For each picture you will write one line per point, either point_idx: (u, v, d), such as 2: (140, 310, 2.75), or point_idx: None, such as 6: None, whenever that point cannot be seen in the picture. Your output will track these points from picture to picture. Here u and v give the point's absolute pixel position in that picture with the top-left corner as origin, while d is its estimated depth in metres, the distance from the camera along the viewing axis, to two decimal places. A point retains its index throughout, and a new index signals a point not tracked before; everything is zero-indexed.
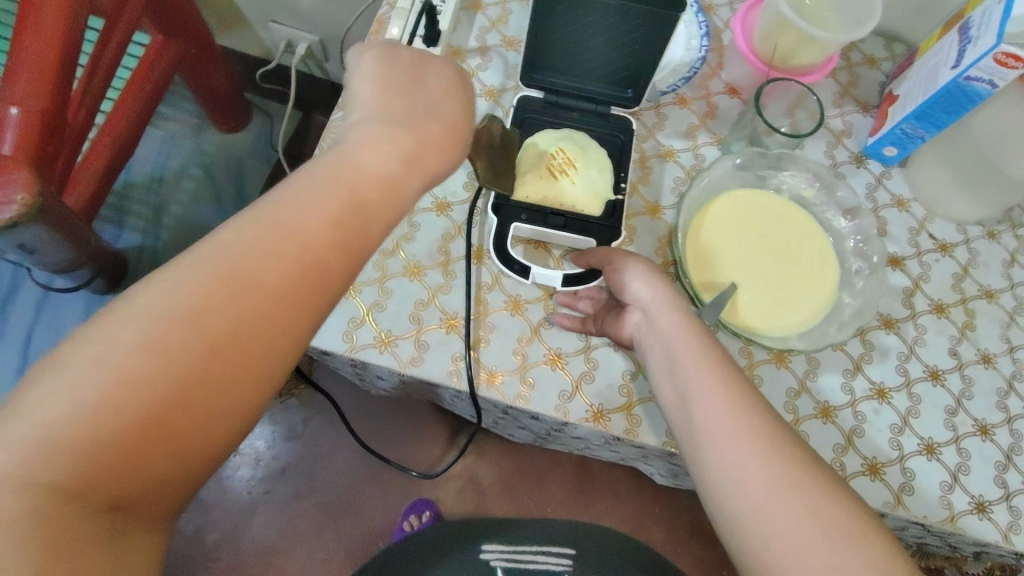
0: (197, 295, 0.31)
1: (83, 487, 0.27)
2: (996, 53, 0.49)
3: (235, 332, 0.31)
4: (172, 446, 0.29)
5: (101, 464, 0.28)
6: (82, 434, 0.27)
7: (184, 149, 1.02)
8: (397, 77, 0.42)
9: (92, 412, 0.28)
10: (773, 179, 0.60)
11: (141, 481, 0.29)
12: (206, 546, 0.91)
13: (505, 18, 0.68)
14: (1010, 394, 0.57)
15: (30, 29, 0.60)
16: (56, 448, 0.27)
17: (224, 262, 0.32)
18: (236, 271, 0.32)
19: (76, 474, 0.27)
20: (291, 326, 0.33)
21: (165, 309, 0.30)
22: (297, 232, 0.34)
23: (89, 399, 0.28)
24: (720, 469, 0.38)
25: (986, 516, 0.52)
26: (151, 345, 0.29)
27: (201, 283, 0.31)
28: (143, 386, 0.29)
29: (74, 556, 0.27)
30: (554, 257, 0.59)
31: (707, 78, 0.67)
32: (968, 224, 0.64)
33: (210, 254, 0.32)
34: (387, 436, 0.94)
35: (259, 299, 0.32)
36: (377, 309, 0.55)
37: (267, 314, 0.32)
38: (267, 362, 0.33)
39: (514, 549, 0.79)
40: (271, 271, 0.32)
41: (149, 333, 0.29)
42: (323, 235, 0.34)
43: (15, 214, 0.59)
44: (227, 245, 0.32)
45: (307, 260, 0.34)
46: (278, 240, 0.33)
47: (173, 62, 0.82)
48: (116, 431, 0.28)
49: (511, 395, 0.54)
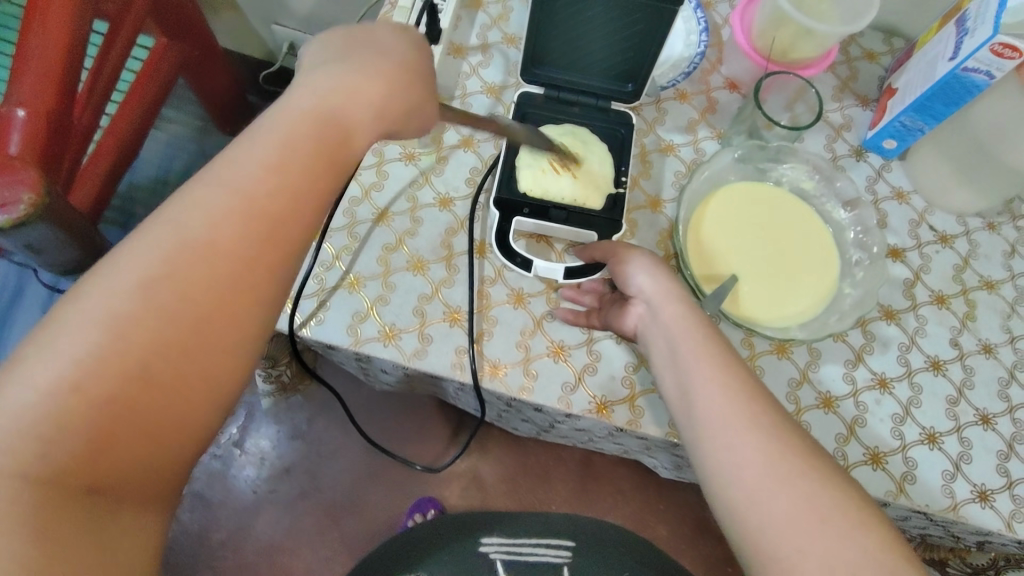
0: (155, 274, 0.31)
1: (60, 471, 0.28)
2: (993, 44, 0.50)
3: (205, 300, 0.32)
4: (152, 423, 0.30)
5: (75, 449, 0.28)
6: (59, 420, 0.28)
7: (187, 151, 1.00)
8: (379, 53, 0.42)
9: (62, 397, 0.28)
10: (772, 172, 0.61)
11: (117, 463, 0.29)
12: (211, 545, 0.92)
13: (506, 15, 0.69)
14: (1011, 383, 0.58)
15: (36, 30, 0.61)
16: (35, 436, 0.27)
17: (185, 237, 0.32)
18: (194, 242, 0.32)
19: (51, 459, 0.28)
20: (264, 294, 0.34)
21: (127, 289, 0.30)
22: (244, 194, 0.33)
23: (61, 384, 0.28)
24: (715, 456, 0.39)
25: (989, 505, 0.53)
26: (121, 328, 0.29)
27: (158, 261, 0.31)
28: (106, 366, 0.29)
29: (63, 543, 0.27)
30: (556, 250, 0.59)
31: (706, 73, 0.68)
32: (967, 215, 0.64)
33: (163, 230, 0.32)
34: (393, 433, 0.95)
35: (222, 272, 0.32)
36: (381, 303, 0.55)
37: (229, 279, 0.32)
38: (240, 333, 0.33)
39: (511, 542, 0.86)
40: (221, 235, 0.32)
41: (114, 314, 0.29)
42: (268, 187, 0.34)
43: (22, 214, 0.60)
44: (188, 225, 0.32)
45: (266, 218, 0.34)
46: (231, 202, 0.33)
47: (177, 63, 0.83)
48: (92, 412, 0.28)
49: (514, 386, 0.54)
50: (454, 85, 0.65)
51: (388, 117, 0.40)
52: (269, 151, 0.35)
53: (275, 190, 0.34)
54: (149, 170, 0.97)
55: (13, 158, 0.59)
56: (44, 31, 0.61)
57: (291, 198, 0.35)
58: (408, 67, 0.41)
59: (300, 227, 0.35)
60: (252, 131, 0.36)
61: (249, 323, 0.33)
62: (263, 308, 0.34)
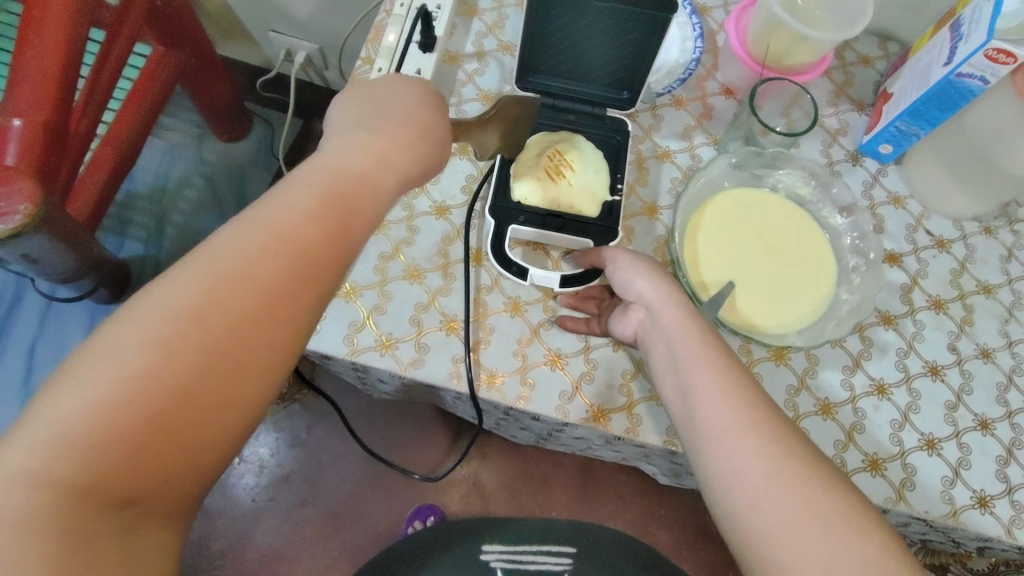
0: (204, 293, 0.31)
1: (97, 484, 0.27)
2: (987, 49, 0.50)
3: (242, 323, 0.32)
4: (185, 442, 0.30)
5: (113, 461, 0.28)
6: (97, 433, 0.28)
7: (185, 157, 0.99)
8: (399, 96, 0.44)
9: (104, 411, 0.28)
10: (769, 177, 0.61)
11: (150, 479, 0.29)
12: (210, 555, 0.91)
13: (501, 23, 0.69)
14: (1010, 388, 0.58)
15: (33, 41, 0.61)
16: (75, 444, 0.27)
17: (229, 260, 0.32)
18: (234, 270, 0.32)
19: (93, 469, 0.27)
20: (292, 323, 0.34)
21: (174, 311, 0.30)
22: (278, 227, 0.34)
23: (103, 398, 0.28)
24: (715, 460, 0.39)
25: (988, 511, 0.52)
26: (167, 345, 0.30)
27: (206, 283, 0.31)
28: (151, 381, 0.29)
29: (89, 557, 0.27)
30: (552, 258, 0.59)
31: (702, 80, 0.68)
32: (964, 220, 0.64)
33: (207, 255, 0.32)
34: (390, 441, 0.95)
35: (259, 296, 0.32)
36: (378, 313, 0.55)
37: (265, 305, 0.33)
38: (271, 358, 0.33)
39: (513, 549, 0.83)
40: (262, 263, 0.33)
41: (157, 334, 0.30)
42: (311, 232, 0.35)
43: (18, 224, 0.60)
44: (227, 247, 0.33)
45: (304, 253, 0.34)
46: (269, 237, 0.34)
47: (174, 71, 0.83)
48: (131, 426, 0.28)
49: (512, 395, 0.54)
50: (450, 93, 0.65)
51: (392, 142, 0.40)
52: (310, 201, 0.35)
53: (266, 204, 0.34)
54: (148, 177, 0.96)
55: (8, 169, 0.59)
56: (42, 41, 0.62)
57: (329, 242, 0.35)
58: (427, 113, 0.44)
59: (330, 267, 0.35)
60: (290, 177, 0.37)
61: (275, 347, 0.33)
62: (289, 333, 0.33)
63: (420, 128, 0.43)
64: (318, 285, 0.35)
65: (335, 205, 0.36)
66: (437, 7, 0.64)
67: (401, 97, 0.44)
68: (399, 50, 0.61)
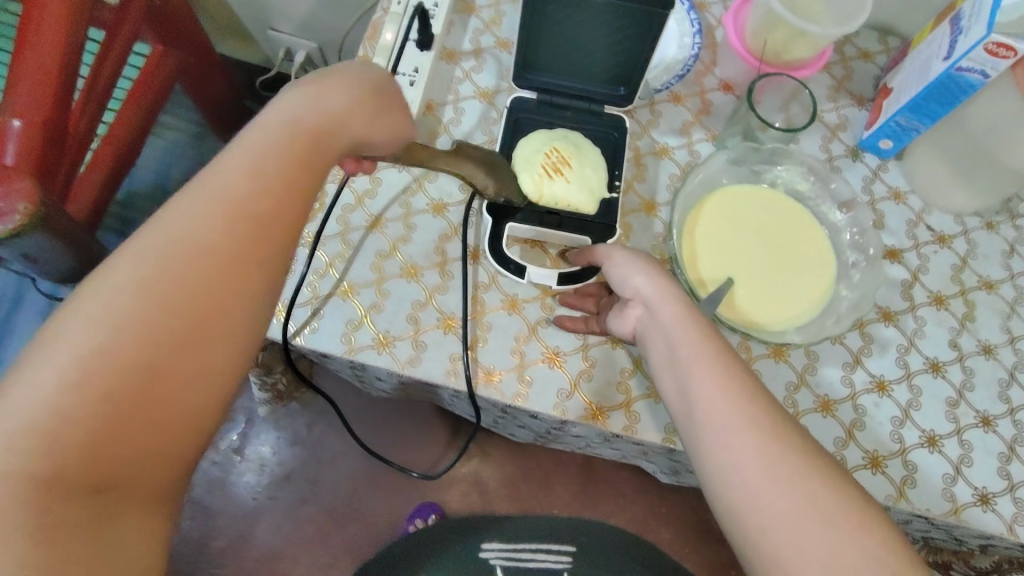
0: (163, 268, 0.30)
1: (68, 470, 0.27)
2: (986, 43, 0.50)
3: (205, 294, 0.31)
4: (160, 419, 0.29)
5: (80, 447, 0.27)
6: (65, 416, 0.27)
7: (186, 155, 0.99)
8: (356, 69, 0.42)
9: (68, 395, 0.27)
10: (767, 173, 0.60)
11: (123, 463, 0.28)
12: (212, 554, 0.91)
13: (498, 20, 0.68)
14: (1012, 384, 0.57)
15: (31, 41, 0.61)
16: (39, 432, 0.26)
17: (187, 235, 0.31)
18: (188, 242, 0.31)
19: (61, 456, 0.26)
20: (255, 290, 0.33)
21: (132, 288, 0.29)
22: (228, 200, 0.33)
23: (68, 380, 0.27)
24: (717, 456, 0.38)
25: (991, 508, 0.52)
26: (128, 324, 0.29)
27: (163, 258, 0.30)
28: (112, 361, 0.28)
29: (69, 543, 0.26)
30: (551, 256, 0.59)
31: (700, 75, 0.68)
32: (965, 215, 0.64)
33: (161, 231, 0.31)
34: (389, 440, 0.95)
35: (218, 267, 0.31)
36: (374, 310, 0.55)
37: (230, 275, 0.32)
38: (238, 331, 0.32)
39: None
40: (215, 231, 0.32)
41: (118, 312, 0.29)
42: (248, 191, 0.33)
43: (16, 224, 0.59)
44: (182, 222, 0.31)
45: (258, 218, 0.33)
46: (219, 203, 0.32)
47: (174, 70, 0.83)
48: (99, 406, 0.27)
49: (510, 393, 0.54)
50: (447, 89, 0.65)
51: (354, 115, 0.39)
52: (258, 160, 0.34)
53: (245, 183, 0.33)
54: (146, 174, 0.95)
55: (8, 168, 0.59)
56: (40, 42, 0.62)
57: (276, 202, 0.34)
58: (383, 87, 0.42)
59: (284, 231, 0.34)
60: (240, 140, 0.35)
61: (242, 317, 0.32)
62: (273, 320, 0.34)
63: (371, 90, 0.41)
64: (278, 254, 0.34)
65: (299, 181, 0.35)
66: (434, 4, 0.64)
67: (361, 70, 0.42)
68: (396, 49, 0.61)
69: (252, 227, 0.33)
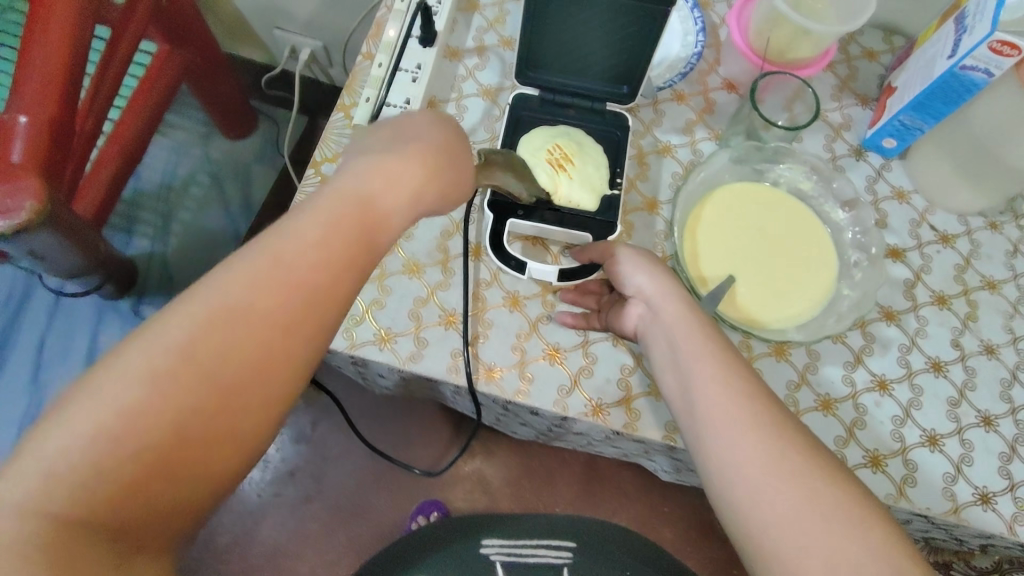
0: (201, 326, 0.30)
1: (92, 519, 0.27)
2: (991, 41, 0.49)
3: (242, 358, 0.31)
4: (185, 476, 0.29)
5: (105, 497, 0.27)
6: (90, 466, 0.27)
7: (192, 156, 0.99)
8: (414, 126, 0.43)
9: (100, 447, 0.27)
10: (770, 172, 0.60)
11: (144, 513, 0.28)
12: (216, 548, 0.92)
13: (501, 18, 0.69)
14: (1014, 384, 0.57)
15: (39, 38, 0.62)
16: (66, 481, 0.27)
17: (229, 295, 0.31)
18: (231, 304, 0.31)
19: (87, 506, 0.27)
20: (291, 353, 0.33)
21: (170, 345, 0.30)
22: (278, 264, 0.33)
23: (100, 434, 0.27)
24: (718, 456, 0.38)
25: (991, 508, 0.52)
26: (160, 380, 0.29)
27: (205, 316, 0.31)
28: (144, 416, 0.28)
29: None
30: (552, 253, 0.59)
31: (703, 74, 0.68)
32: (969, 215, 0.63)
33: (206, 289, 0.32)
34: (392, 437, 0.95)
35: (256, 329, 0.32)
36: (376, 307, 0.55)
37: (269, 338, 0.32)
38: (269, 391, 0.32)
39: (513, 543, 0.84)
40: (261, 297, 0.32)
41: (155, 368, 0.29)
42: (302, 258, 0.33)
43: (25, 220, 0.59)
44: (228, 283, 0.32)
45: (305, 286, 0.33)
46: (268, 264, 0.33)
47: (179, 70, 0.84)
48: (128, 469, 0.28)
49: (510, 389, 0.54)
50: (450, 87, 0.65)
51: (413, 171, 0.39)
52: (318, 227, 0.34)
53: (301, 249, 0.34)
54: (153, 175, 0.93)
55: (15, 166, 0.59)
56: (47, 40, 0.62)
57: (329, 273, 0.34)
58: (439, 144, 0.42)
59: (331, 300, 0.34)
60: (306, 208, 0.35)
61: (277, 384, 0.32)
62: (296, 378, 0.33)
63: (428, 144, 0.41)
64: (321, 318, 0.34)
65: (354, 250, 0.35)
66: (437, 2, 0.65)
67: (417, 125, 0.43)
68: (399, 44, 0.62)
69: (295, 291, 0.33)
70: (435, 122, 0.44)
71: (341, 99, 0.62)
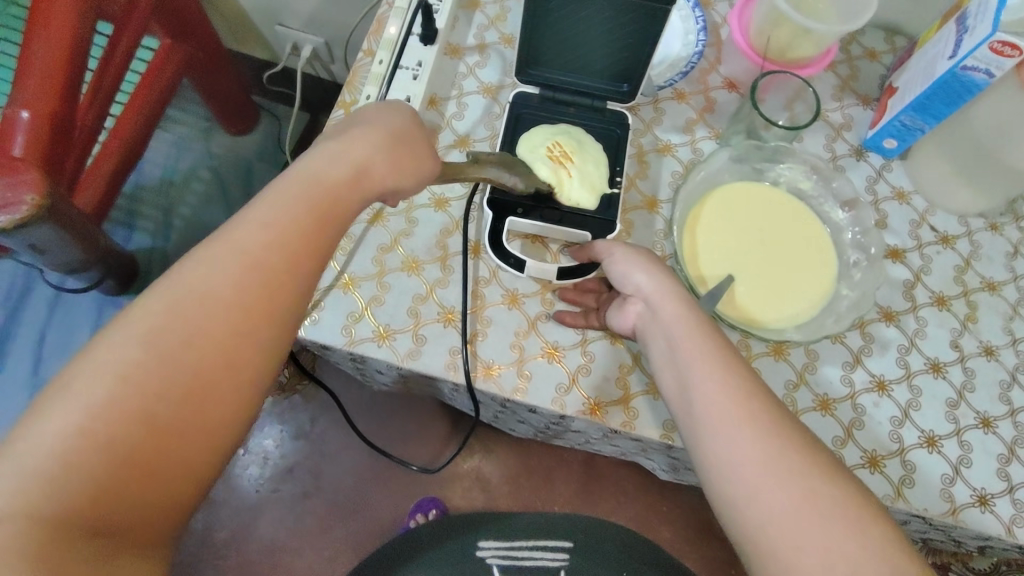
0: (167, 320, 0.31)
1: (74, 514, 0.27)
2: (992, 42, 0.49)
3: (210, 346, 0.31)
4: (165, 466, 0.29)
5: (86, 491, 0.27)
6: (65, 460, 0.27)
7: (193, 150, 1.00)
8: (371, 115, 0.44)
9: (72, 441, 0.27)
10: (770, 172, 0.60)
11: (126, 507, 0.28)
12: (215, 544, 0.92)
13: (503, 16, 0.69)
14: (1013, 386, 0.57)
15: (40, 33, 0.62)
16: (43, 477, 0.27)
17: (193, 287, 0.32)
18: (196, 295, 0.32)
19: (66, 501, 0.27)
20: (260, 337, 0.33)
21: (136, 338, 0.30)
22: (242, 251, 0.34)
23: (73, 428, 0.28)
24: (717, 454, 0.38)
25: (989, 509, 0.52)
26: (130, 372, 0.29)
27: (170, 309, 0.31)
28: (116, 408, 0.28)
29: None
30: (551, 251, 0.59)
31: (704, 73, 0.68)
32: (970, 216, 0.63)
33: (170, 284, 0.32)
34: (391, 434, 0.95)
35: (221, 316, 0.32)
36: (375, 303, 0.55)
37: (236, 325, 0.32)
38: (242, 377, 0.32)
39: (509, 545, 0.83)
40: (225, 286, 0.33)
41: (124, 362, 0.29)
42: (263, 242, 0.34)
43: (25, 215, 0.59)
44: (190, 275, 0.32)
45: (268, 270, 0.34)
46: (231, 257, 0.33)
47: (181, 65, 0.84)
48: (104, 461, 0.28)
49: (508, 387, 0.54)
50: (451, 85, 0.65)
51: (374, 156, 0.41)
52: (279, 214, 0.35)
53: (260, 233, 0.34)
54: (155, 170, 0.95)
55: (16, 160, 0.59)
56: (48, 35, 0.62)
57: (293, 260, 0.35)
58: (399, 133, 0.43)
59: (295, 282, 0.35)
60: (260, 197, 0.36)
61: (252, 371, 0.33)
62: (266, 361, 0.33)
63: (396, 138, 0.42)
64: (288, 301, 0.35)
65: (316, 228, 0.36)
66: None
67: (377, 113, 0.44)
68: (400, 41, 0.62)
69: (258, 274, 0.34)
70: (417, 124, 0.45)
71: (341, 96, 0.62)
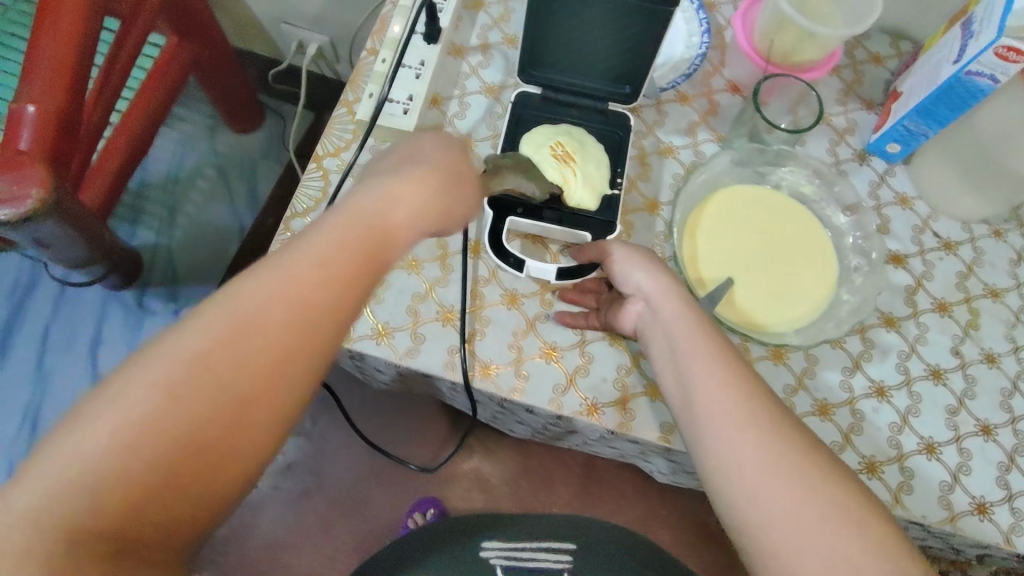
0: (210, 345, 0.32)
1: (101, 526, 0.28)
2: (997, 47, 0.49)
3: (247, 375, 0.32)
4: (190, 488, 0.30)
5: (115, 506, 0.29)
6: (99, 475, 0.28)
7: (198, 150, 1.05)
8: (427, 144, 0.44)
9: (108, 457, 0.29)
10: (772, 175, 0.60)
11: (149, 522, 0.29)
12: (214, 539, 0.92)
13: (506, 16, 0.69)
14: (1014, 393, 0.57)
15: (48, 29, 0.62)
16: (78, 488, 0.28)
17: (239, 314, 0.33)
18: (242, 325, 0.33)
19: (95, 514, 0.28)
20: (298, 369, 0.34)
21: (179, 361, 0.31)
22: (291, 285, 0.34)
23: (109, 445, 0.29)
24: (717, 455, 0.38)
25: (988, 518, 0.52)
26: (168, 395, 0.30)
27: (215, 335, 0.32)
28: (153, 429, 0.30)
29: None
30: (551, 252, 0.59)
31: (708, 76, 0.67)
32: (973, 222, 0.63)
33: (217, 308, 0.33)
34: (391, 434, 0.96)
35: (263, 348, 0.33)
36: (374, 301, 0.55)
37: (277, 358, 0.33)
38: (274, 406, 0.33)
39: (512, 547, 0.84)
40: (269, 317, 0.33)
41: (163, 384, 0.30)
42: (315, 279, 0.34)
43: (30, 208, 0.61)
44: (239, 303, 0.33)
45: (314, 307, 0.34)
46: (276, 285, 0.34)
47: (188, 62, 0.84)
48: (136, 479, 0.29)
49: (506, 386, 0.54)
50: (454, 85, 0.65)
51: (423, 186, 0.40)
52: (328, 245, 0.35)
53: (311, 268, 0.35)
54: (162, 167, 1.01)
55: (21, 154, 0.60)
56: (57, 31, 0.62)
57: (336, 288, 0.35)
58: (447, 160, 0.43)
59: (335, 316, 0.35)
60: (317, 227, 0.36)
61: (282, 396, 0.33)
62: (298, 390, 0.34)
63: (446, 169, 0.42)
64: (330, 337, 0.35)
65: (363, 264, 0.36)
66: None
67: (431, 142, 0.44)
68: (403, 40, 0.62)
69: (305, 309, 0.34)
70: (449, 142, 0.45)
71: (344, 95, 0.63)
